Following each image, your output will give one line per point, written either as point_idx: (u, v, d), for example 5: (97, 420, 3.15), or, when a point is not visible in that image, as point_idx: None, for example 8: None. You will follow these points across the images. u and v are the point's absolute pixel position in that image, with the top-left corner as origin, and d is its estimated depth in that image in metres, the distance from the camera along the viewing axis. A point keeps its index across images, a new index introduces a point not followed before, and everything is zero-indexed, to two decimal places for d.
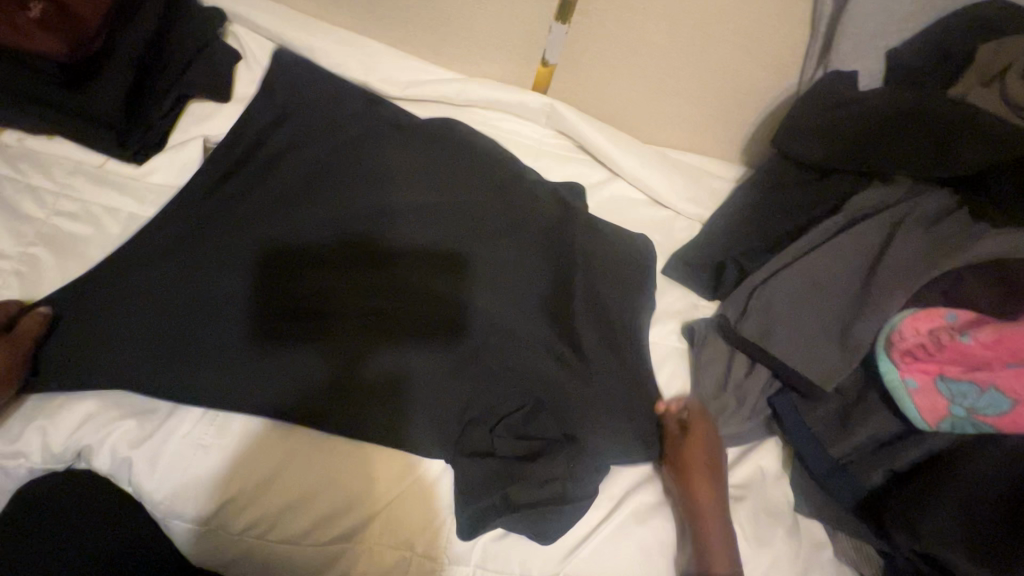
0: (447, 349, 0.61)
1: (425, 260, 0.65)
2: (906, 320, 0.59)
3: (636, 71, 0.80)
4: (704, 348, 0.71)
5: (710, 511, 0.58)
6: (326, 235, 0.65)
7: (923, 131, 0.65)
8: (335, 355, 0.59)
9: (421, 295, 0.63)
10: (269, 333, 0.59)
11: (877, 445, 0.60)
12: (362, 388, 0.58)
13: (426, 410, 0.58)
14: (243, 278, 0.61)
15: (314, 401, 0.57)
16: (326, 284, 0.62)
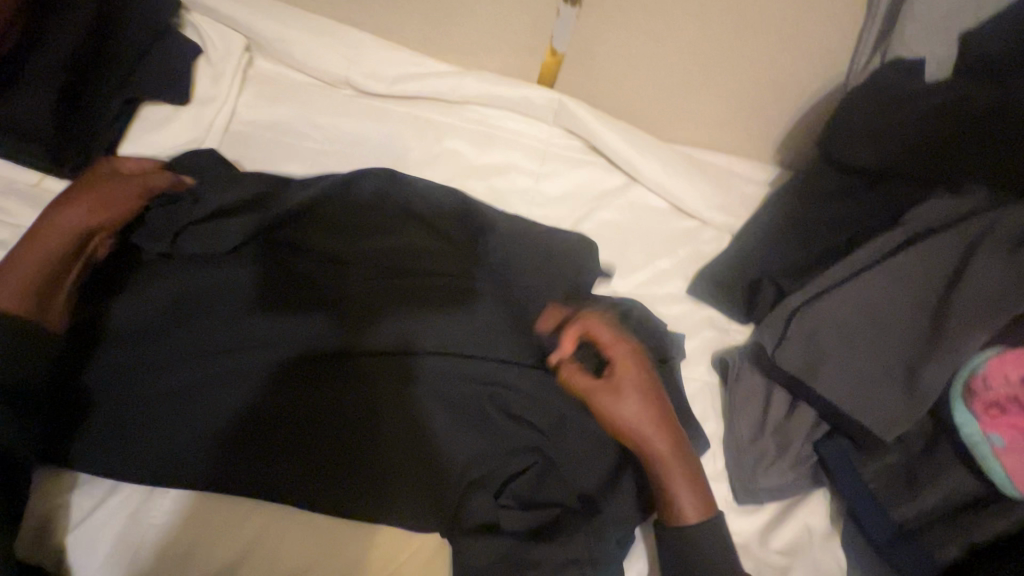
0: (446, 401, 0.54)
1: (423, 291, 0.57)
2: (989, 364, 0.50)
3: (659, 60, 0.69)
4: (738, 384, 0.62)
5: (655, 450, 0.51)
6: (332, 196, 0.59)
7: (1002, 131, 0.55)
8: (324, 409, 0.53)
9: (412, 334, 0.55)
10: (247, 386, 0.53)
11: (951, 509, 0.51)
12: (352, 442, 0.52)
13: (414, 473, 0.52)
14: (217, 323, 0.54)
15: (320, 378, 0.54)
16: (340, 251, 0.58)
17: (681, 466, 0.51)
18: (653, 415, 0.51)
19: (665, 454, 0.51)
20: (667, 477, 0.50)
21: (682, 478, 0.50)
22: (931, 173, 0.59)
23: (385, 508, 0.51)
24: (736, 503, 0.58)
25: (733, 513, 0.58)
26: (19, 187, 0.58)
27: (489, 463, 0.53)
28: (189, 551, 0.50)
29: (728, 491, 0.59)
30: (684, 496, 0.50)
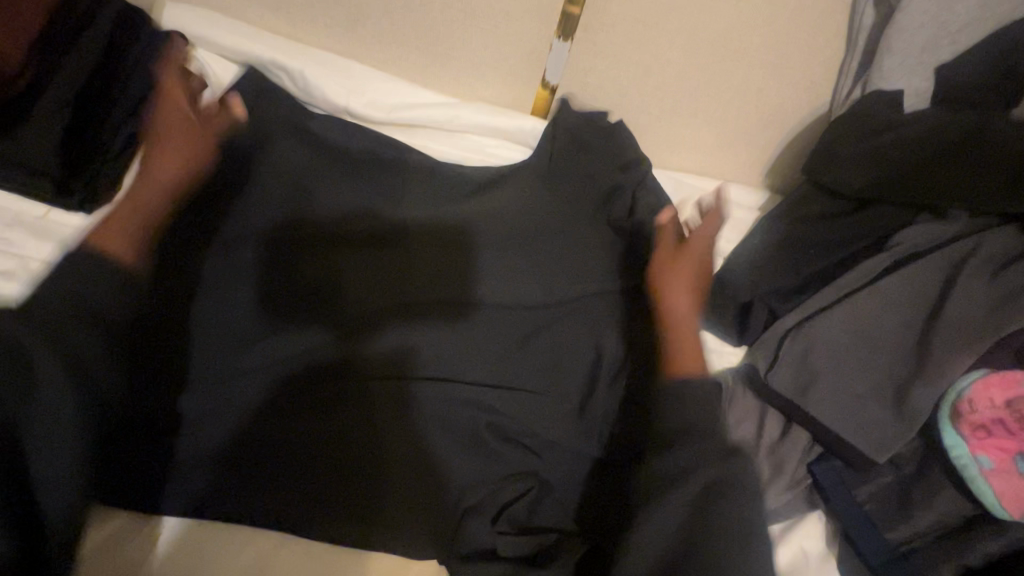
0: (444, 428, 0.55)
1: (419, 321, 0.58)
2: (975, 387, 0.51)
3: (649, 90, 0.71)
4: (733, 407, 0.62)
5: (679, 313, 0.58)
6: (341, 210, 0.63)
7: (977, 159, 0.58)
8: (322, 434, 0.54)
9: (409, 363, 0.56)
10: (245, 412, 0.54)
11: (945, 531, 0.51)
12: (350, 467, 0.53)
13: (414, 496, 0.53)
14: (217, 348, 0.55)
15: (316, 395, 0.54)
16: (338, 266, 0.60)
17: (696, 337, 0.55)
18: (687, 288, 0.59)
19: (689, 334, 0.55)
20: (680, 327, 0.56)
21: (692, 354, 0.54)
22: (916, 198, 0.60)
23: (382, 527, 0.53)
24: None
25: None
26: (26, 218, 0.58)
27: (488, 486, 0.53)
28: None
29: None
30: (689, 359, 0.53)
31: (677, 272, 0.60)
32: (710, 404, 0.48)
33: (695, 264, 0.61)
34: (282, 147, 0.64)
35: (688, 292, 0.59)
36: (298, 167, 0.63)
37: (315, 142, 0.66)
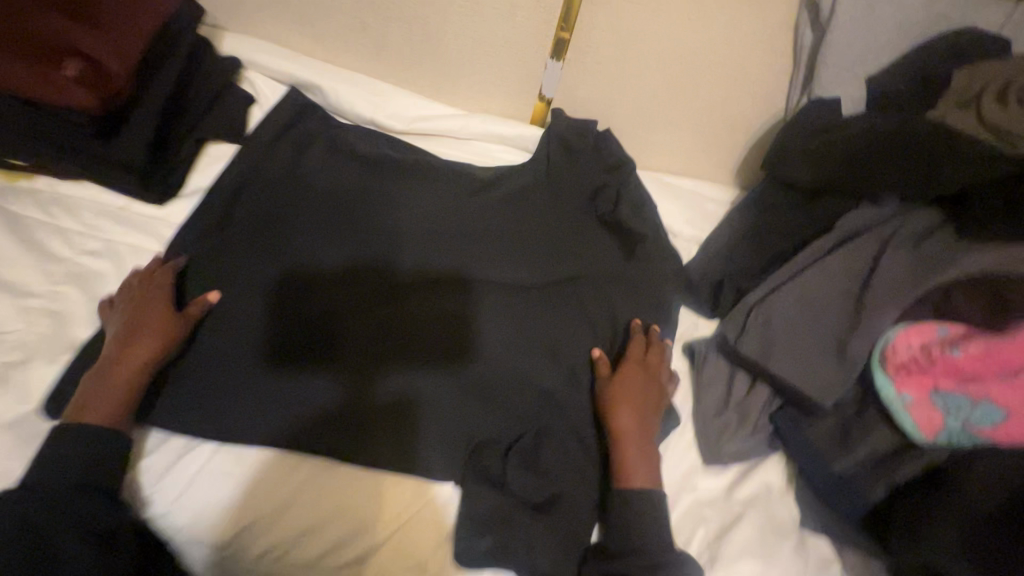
0: (428, 379, 0.64)
1: (412, 300, 0.69)
2: (898, 336, 0.60)
3: (630, 102, 0.83)
4: (704, 367, 0.73)
5: (631, 437, 0.63)
6: (340, 263, 0.70)
7: (906, 153, 0.66)
8: (324, 379, 0.62)
9: (403, 325, 0.67)
10: (257, 358, 0.63)
11: (879, 459, 0.60)
12: (346, 403, 0.61)
13: (404, 431, 0.61)
14: (232, 306, 0.65)
15: (317, 436, 0.59)
16: (338, 311, 0.67)
17: (647, 453, 0.62)
18: (640, 418, 0.64)
19: (637, 449, 0.62)
20: (628, 450, 0.62)
21: (642, 459, 0.62)
22: (857, 188, 0.71)
23: (394, 478, 0.59)
24: (705, 464, 0.67)
25: (702, 472, 0.67)
26: (111, 209, 0.70)
27: (492, 429, 0.63)
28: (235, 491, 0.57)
29: (698, 454, 0.68)
30: (641, 466, 0.61)
31: (630, 398, 0.65)
32: (650, 511, 0.59)
33: (634, 390, 0.65)
34: (322, 162, 0.78)
35: (628, 408, 0.64)
36: (334, 177, 0.77)
37: (348, 154, 0.79)
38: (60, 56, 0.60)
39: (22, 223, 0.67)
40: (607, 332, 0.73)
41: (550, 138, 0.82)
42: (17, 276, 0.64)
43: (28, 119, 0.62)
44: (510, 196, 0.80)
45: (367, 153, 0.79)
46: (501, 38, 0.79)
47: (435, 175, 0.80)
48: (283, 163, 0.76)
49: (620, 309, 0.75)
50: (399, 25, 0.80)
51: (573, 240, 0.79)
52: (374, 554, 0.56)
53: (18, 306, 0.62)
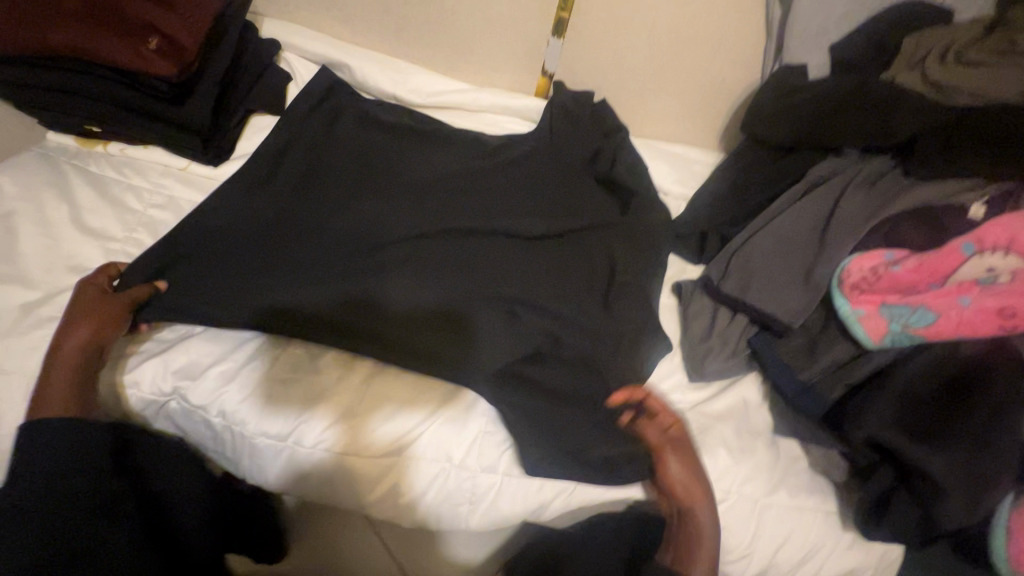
0: (411, 320, 0.71)
1: (402, 252, 0.76)
2: (852, 261, 0.70)
3: (623, 74, 0.94)
4: (691, 302, 0.82)
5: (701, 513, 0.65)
6: (324, 300, 0.70)
7: (864, 105, 0.75)
8: (313, 325, 0.69)
9: (384, 281, 0.73)
10: (247, 311, 0.68)
11: (838, 366, 0.70)
12: (336, 347, 0.69)
13: (392, 365, 0.69)
14: (238, 258, 0.72)
15: (336, 426, 0.66)
16: (335, 331, 0.69)
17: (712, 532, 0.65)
18: (696, 484, 0.66)
19: (707, 519, 0.65)
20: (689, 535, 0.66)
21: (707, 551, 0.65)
22: (825, 141, 0.79)
23: (425, 399, 0.68)
24: (690, 381, 0.77)
25: (688, 388, 0.77)
26: (174, 169, 0.81)
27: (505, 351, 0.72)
28: (299, 392, 0.67)
29: (685, 375, 0.78)
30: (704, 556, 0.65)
31: (677, 472, 0.66)
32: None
33: (685, 455, 0.67)
34: (355, 129, 0.88)
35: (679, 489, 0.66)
36: (364, 142, 0.87)
37: (374, 122, 0.90)
38: (145, 32, 0.72)
39: (101, 180, 0.78)
40: (608, 273, 0.81)
41: (551, 105, 0.91)
42: (100, 225, 0.74)
43: (115, 89, 0.73)
44: (517, 158, 0.89)
45: (391, 120, 0.90)
46: (508, 18, 0.89)
47: (451, 141, 0.90)
48: (320, 128, 0.87)
49: (619, 251, 0.82)
50: (418, 9, 0.91)
51: (574, 197, 0.88)
52: (407, 447, 0.67)
53: (103, 249, 0.73)
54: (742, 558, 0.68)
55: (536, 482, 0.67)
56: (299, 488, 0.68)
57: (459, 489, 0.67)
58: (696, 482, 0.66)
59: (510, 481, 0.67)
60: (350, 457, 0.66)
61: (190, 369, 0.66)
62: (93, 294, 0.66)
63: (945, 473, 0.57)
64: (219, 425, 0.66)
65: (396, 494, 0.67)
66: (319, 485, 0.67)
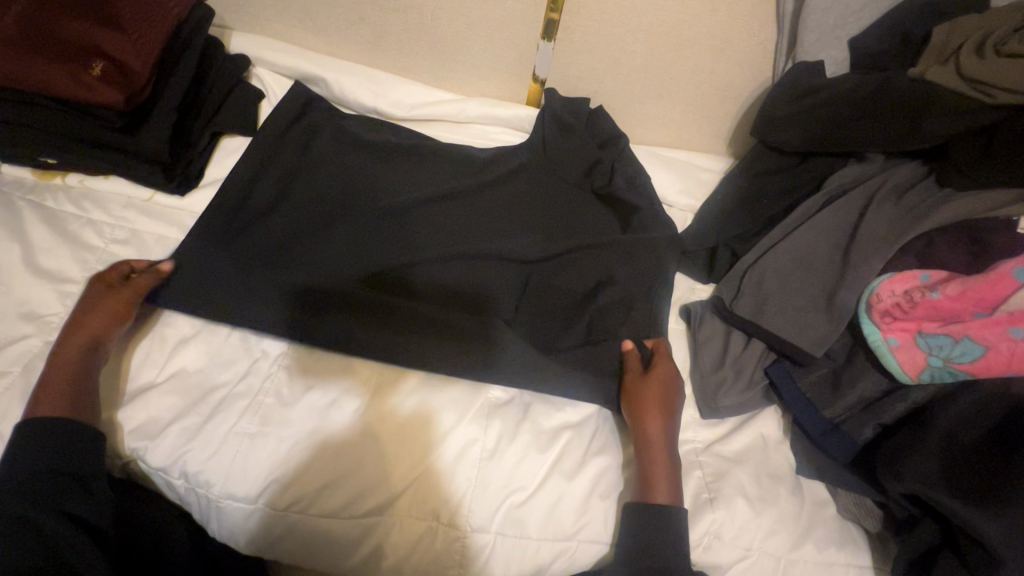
0: (440, 299, 0.72)
1: (420, 246, 0.75)
2: (882, 283, 0.63)
3: (621, 78, 0.86)
4: (701, 327, 0.74)
5: (654, 445, 0.63)
6: (353, 275, 0.71)
7: (888, 106, 0.67)
8: (347, 301, 0.69)
9: (421, 261, 0.73)
10: (282, 282, 0.69)
11: (867, 403, 0.63)
12: (367, 323, 0.68)
13: (426, 334, 0.68)
14: (218, 280, 0.68)
15: (321, 476, 0.60)
16: (351, 318, 0.68)
17: (668, 466, 0.62)
18: (658, 415, 0.64)
19: (660, 455, 0.62)
20: (656, 466, 0.62)
21: (663, 475, 0.61)
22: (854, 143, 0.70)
23: (422, 445, 0.63)
24: (702, 417, 0.70)
25: (700, 426, 0.70)
26: (138, 201, 0.75)
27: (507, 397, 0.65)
28: (272, 446, 0.61)
29: (695, 409, 0.70)
30: (661, 484, 0.60)
31: (648, 397, 0.65)
32: (669, 527, 0.58)
33: (652, 394, 0.66)
34: (333, 147, 0.81)
35: (653, 414, 0.64)
36: (344, 160, 0.81)
37: (352, 138, 0.82)
38: (88, 58, 0.68)
39: (57, 216, 0.72)
40: (611, 298, 0.74)
41: (543, 114, 0.83)
42: (56, 265, 0.69)
43: (63, 120, 0.70)
44: (509, 174, 0.83)
45: (368, 137, 0.82)
46: (493, 22, 0.82)
47: (437, 156, 0.83)
48: (294, 149, 0.80)
49: (623, 273, 0.75)
50: (397, 16, 0.84)
51: (570, 213, 0.81)
52: (390, 504, 0.61)
53: (58, 292, 0.67)
54: None
55: (534, 541, 0.61)
56: (273, 551, 0.62)
57: (447, 550, 0.60)
58: (666, 421, 0.64)
59: (505, 541, 0.60)
60: (329, 517, 0.60)
61: (144, 429, 0.61)
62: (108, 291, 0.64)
63: (1000, 538, 0.50)
64: (183, 486, 0.61)
65: (382, 556, 0.61)
66: (298, 549, 0.62)
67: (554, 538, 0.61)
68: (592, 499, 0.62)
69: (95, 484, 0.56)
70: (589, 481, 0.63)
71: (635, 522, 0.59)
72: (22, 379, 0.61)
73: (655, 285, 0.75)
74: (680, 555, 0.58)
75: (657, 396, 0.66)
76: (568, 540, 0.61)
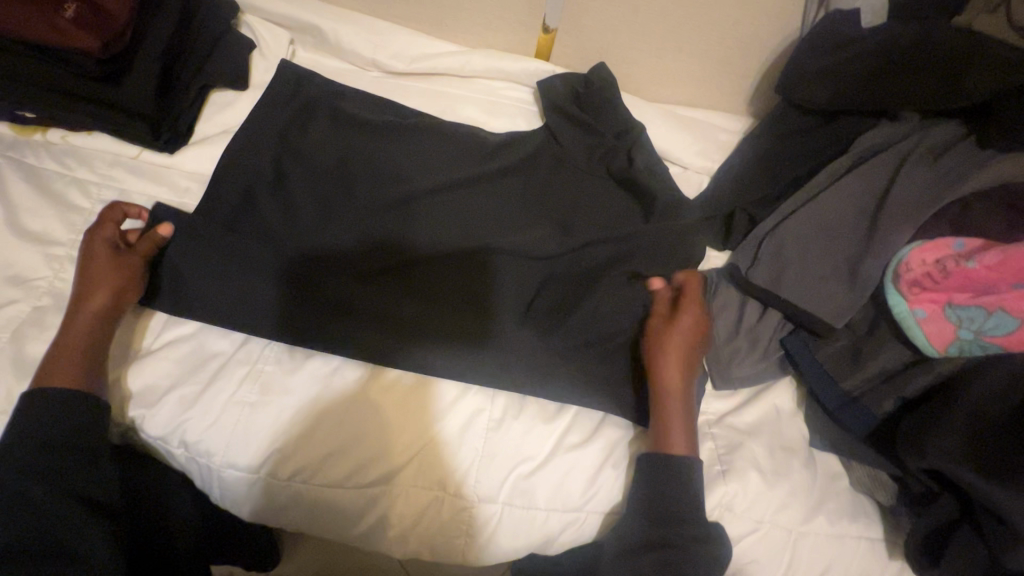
0: (447, 269, 0.68)
1: (422, 211, 0.71)
2: (912, 252, 0.59)
3: (637, 29, 0.80)
4: (715, 296, 0.70)
5: (672, 385, 0.62)
6: (361, 242, 0.68)
7: (929, 60, 0.62)
8: (359, 275, 0.66)
9: (425, 229, 0.70)
10: (280, 254, 0.65)
11: (888, 375, 0.61)
12: (383, 298, 0.65)
13: (442, 316, 0.65)
14: (210, 237, 0.64)
15: (328, 445, 0.59)
16: (352, 299, 0.64)
17: (684, 406, 0.61)
18: (678, 357, 0.63)
19: (676, 395, 0.61)
20: (668, 405, 0.61)
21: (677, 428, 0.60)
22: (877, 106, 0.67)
23: (431, 417, 0.61)
24: (714, 388, 0.68)
25: (711, 397, 0.68)
26: (124, 158, 0.71)
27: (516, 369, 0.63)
28: (274, 416, 0.59)
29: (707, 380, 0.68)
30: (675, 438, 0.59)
31: (671, 338, 0.63)
32: (682, 476, 0.58)
33: (673, 331, 0.64)
34: (328, 102, 0.76)
35: (672, 355, 0.63)
36: (341, 116, 0.75)
37: (350, 96, 0.78)
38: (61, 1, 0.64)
39: (39, 173, 0.69)
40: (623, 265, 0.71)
41: (557, 78, 0.81)
42: (42, 227, 0.66)
43: (39, 69, 0.66)
44: (517, 138, 0.78)
45: (370, 99, 0.78)
46: None
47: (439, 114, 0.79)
48: (286, 103, 0.75)
49: (638, 236, 0.70)
50: None
51: (581, 175, 0.76)
52: (396, 474, 0.59)
53: (45, 255, 0.64)
54: None
55: (543, 512, 0.60)
56: (276, 519, 0.61)
57: (453, 520, 0.59)
58: (684, 359, 0.63)
59: (513, 511, 0.59)
60: (332, 487, 0.59)
61: (141, 399, 0.60)
62: (101, 252, 0.61)
63: (1020, 515, 0.49)
64: (185, 456, 0.60)
65: (387, 525, 0.60)
66: (303, 518, 0.61)
67: (563, 509, 0.60)
68: (603, 470, 0.61)
69: (99, 459, 0.55)
70: (600, 451, 0.62)
71: (647, 470, 0.59)
72: (11, 347, 0.59)
73: (670, 250, 0.70)
74: (691, 508, 0.57)
75: (680, 339, 0.64)
76: (578, 510, 0.60)
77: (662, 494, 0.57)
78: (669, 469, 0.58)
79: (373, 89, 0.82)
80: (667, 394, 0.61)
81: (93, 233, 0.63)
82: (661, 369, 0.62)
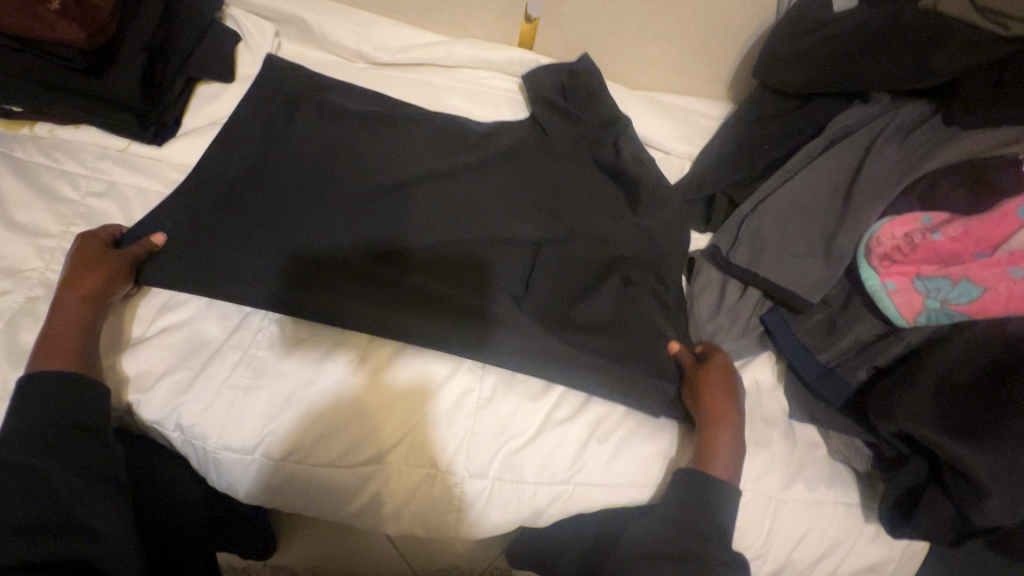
0: (437, 258, 0.70)
1: (410, 199, 0.72)
2: (882, 227, 0.62)
3: (617, 16, 0.82)
4: (698, 277, 0.73)
5: (721, 429, 0.61)
6: (354, 241, 0.69)
7: (897, 41, 0.64)
8: (349, 272, 0.67)
9: (414, 218, 0.71)
10: (271, 244, 0.66)
11: (862, 347, 0.63)
12: (364, 291, 0.65)
13: (433, 310, 0.65)
14: (215, 224, 0.66)
15: (321, 427, 0.60)
16: (336, 292, 0.65)
17: (729, 444, 0.61)
18: (724, 401, 0.63)
19: (724, 433, 0.61)
20: (719, 447, 0.60)
21: (722, 450, 0.60)
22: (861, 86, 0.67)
23: (421, 399, 0.62)
24: None
25: None
26: (112, 151, 0.72)
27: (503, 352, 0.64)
28: (267, 400, 0.60)
29: None
30: (716, 460, 0.60)
31: (714, 384, 0.64)
32: (720, 500, 0.58)
33: (715, 378, 0.64)
34: (314, 93, 0.77)
35: (717, 400, 0.63)
36: (327, 107, 0.77)
37: (335, 87, 0.79)
38: None
39: (27, 167, 0.69)
40: (606, 248, 0.73)
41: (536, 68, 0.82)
42: (31, 219, 0.66)
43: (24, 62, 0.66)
44: (502, 126, 0.80)
45: (356, 90, 0.79)
46: None
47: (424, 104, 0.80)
48: (273, 95, 0.76)
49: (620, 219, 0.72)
50: None
51: (565, 161, 0.78)
52: (388, 453, 0.61)
53: (36, 247, 0.65)
54: (755, 558, 0.63)
55: (531, 485, 0.62)
56: (273, 500, 0.63)
57: (445, 495, 0.61)
58: (731, 403, 0.63)
59: (503, 485, 0.61)
60: (325, 467, 0.61)
61: (135, 386, 0.61)
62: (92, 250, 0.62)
63: (985, 471, 0.52)
64: (181, 440, 0.61)
65: (381, 502, 0.62)
66: (298, 498, 0.62)
67: (551, 482, 0.62)
68: (587, 445, 0.63)
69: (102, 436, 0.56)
70: (586, 426, 0.64)
71: (680, 486, 0.59)
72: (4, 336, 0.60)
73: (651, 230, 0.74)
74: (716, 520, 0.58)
75: (727, 388, 0.64)
76: (565, 484, 0.62)
77: (690, 505, 0.58)
78: (699, 484, 0.59)
79: (358, 80, 0.83)
80: (717, 438, 0.61)
81: (90, 233, 0.64)
82: (711, 414, 0.62)
